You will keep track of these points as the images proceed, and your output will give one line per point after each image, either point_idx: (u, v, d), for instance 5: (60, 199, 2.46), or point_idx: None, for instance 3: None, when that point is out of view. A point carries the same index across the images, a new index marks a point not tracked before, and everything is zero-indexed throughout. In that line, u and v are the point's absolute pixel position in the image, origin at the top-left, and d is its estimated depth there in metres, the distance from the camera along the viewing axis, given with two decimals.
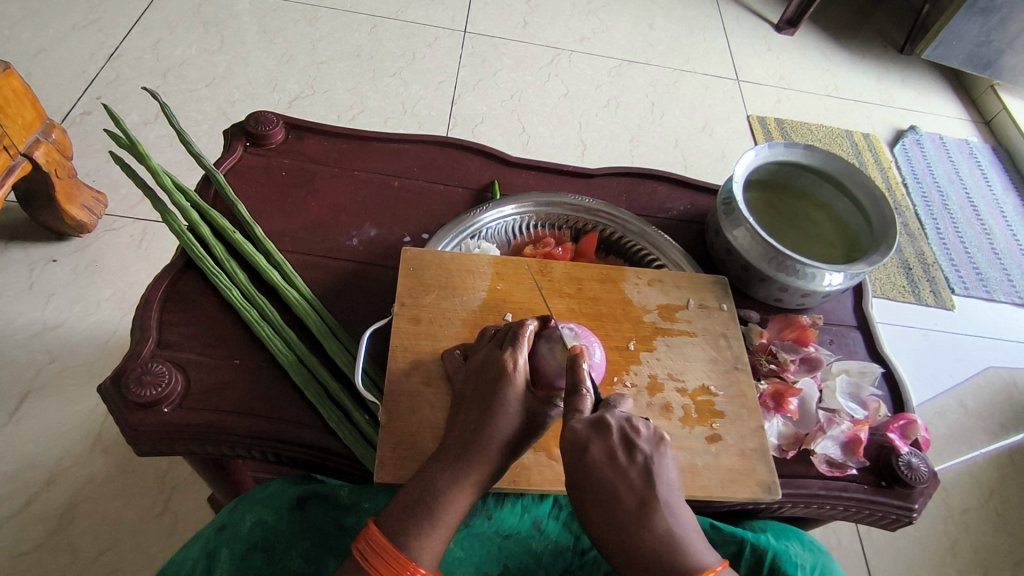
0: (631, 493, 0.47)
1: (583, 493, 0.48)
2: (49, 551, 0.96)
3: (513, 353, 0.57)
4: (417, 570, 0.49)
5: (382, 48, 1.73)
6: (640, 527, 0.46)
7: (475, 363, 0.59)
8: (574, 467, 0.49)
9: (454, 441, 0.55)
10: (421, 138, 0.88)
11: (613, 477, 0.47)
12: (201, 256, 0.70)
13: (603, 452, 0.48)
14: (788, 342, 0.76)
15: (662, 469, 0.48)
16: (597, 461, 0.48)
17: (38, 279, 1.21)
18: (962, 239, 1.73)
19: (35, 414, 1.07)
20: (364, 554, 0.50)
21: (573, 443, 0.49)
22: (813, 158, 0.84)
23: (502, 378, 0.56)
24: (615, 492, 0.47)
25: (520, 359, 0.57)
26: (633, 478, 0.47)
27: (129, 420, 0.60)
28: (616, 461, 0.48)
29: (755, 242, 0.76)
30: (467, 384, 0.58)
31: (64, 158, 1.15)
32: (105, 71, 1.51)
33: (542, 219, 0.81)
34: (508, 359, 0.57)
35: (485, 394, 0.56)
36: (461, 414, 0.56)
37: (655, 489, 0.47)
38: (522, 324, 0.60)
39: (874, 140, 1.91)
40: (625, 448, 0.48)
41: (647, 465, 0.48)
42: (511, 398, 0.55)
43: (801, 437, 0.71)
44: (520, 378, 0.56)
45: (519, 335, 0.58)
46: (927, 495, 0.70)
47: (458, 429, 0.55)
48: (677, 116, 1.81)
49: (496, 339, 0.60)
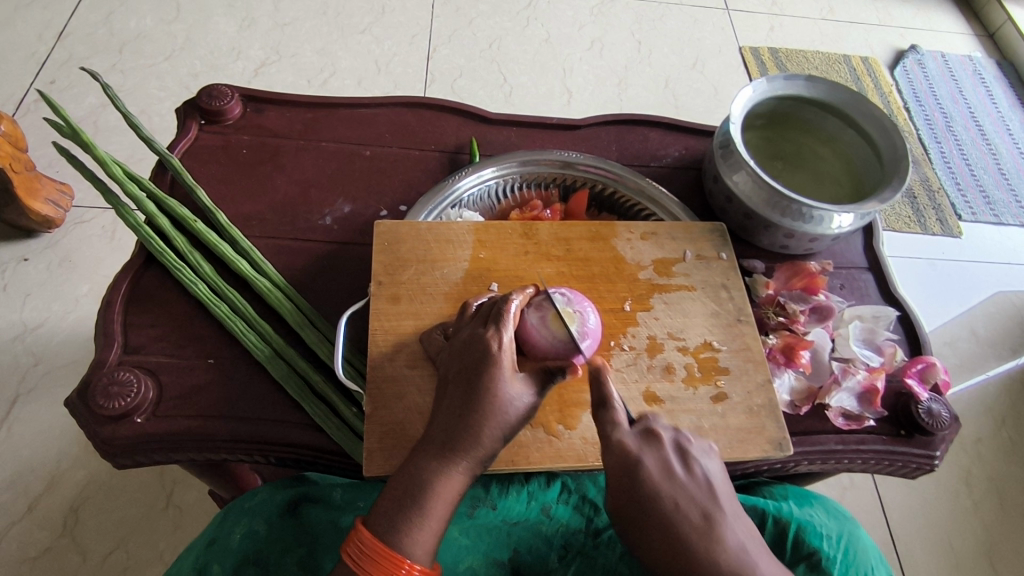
0: (693, 508, 0.43)
1: (642, 515, 0.43)
2: (56, 556, 0.95)
3: (497, 332, 0.52)
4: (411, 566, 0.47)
5: (349, 4, 1.63)
6: (710, 544, 0.42)
7: (460, 339, 0.55)
8: (627, 487, 0.44)
9: (441, 427, 0.50)
10: (390, 101, 0.82)
11: (672, 488, 0.43)
12: (161, 250, 0.64)
13: (659, 464, 0.44)
14: (797, 292, 0.72)
15: (715, 480, 0.45)
16: (655, 476, 0.44)
17: (11, 280, 1.16)
18: (967, 162, 1.67)
19: (25, 420, 1.04)
20: (353, 555, 0.47)
21: (624, 459, 0.44)
22: (816, 89, 0.77)
23: (487, 359, 0.51)
24: (676, 510, 0.43)
25: (505, 337, 0.52)
26: (696, 494, 0.44)
27: (101, 434, 0.56)
28: (678, 479, 0.44)
29: (757, 187, 0.71)
30: (451, 365, 0.54)
31: (19, 150, 1.08)
32: (55, 53, 1.41)
33: (526, 179, 0.76)
34: (491, 339, 0.52)
35: (470, 377, 0.51)
36: (447, 398, 0.51)
37: (718, 502, 0.44)
38: (506, 300, 0.55)
39: (873, 64, 1.82)
40: (681, 460, 0.45)
41: (704, 480, 0.45)
42: (499, 381, 0.50)
43: (815, 391, 0.68)
44: (507, 358, 0.51)
45: (504, 309, 0.54)
46: (949, 441, 0.67)
47: (443, 417, 0.51)
48: (667, 53, 1.72)
49: (480, 318, 0.56)
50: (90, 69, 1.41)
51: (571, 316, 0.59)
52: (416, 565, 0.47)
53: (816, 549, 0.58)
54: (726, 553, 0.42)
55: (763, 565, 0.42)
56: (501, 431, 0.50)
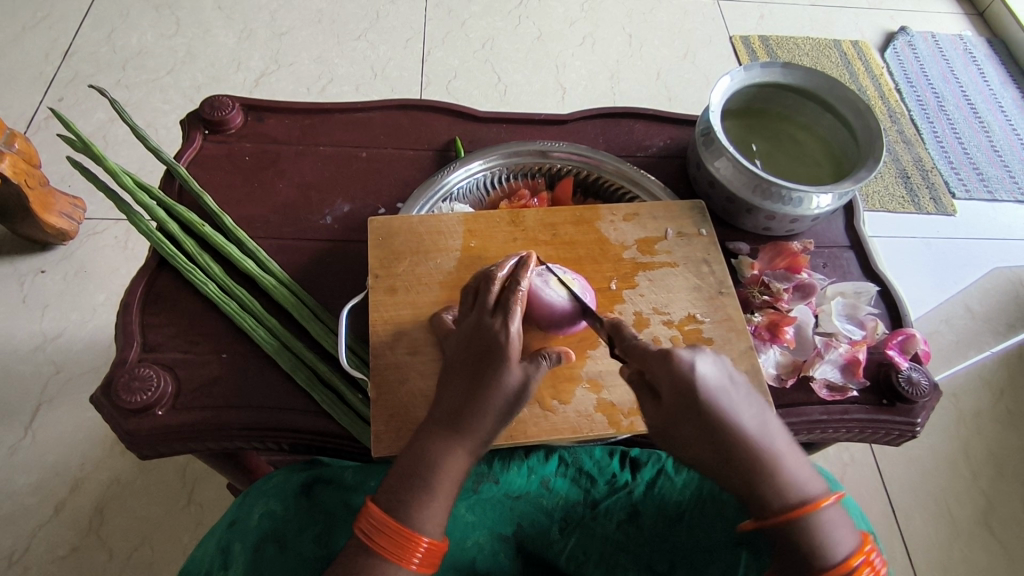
0: (750, 415, 0.47)
1: (701, 414, 0.46)
2: (85, 553, 1.00)
3: (505, 319, 0.55)
4: (421, 540, 0.50)
5: (344, 11, 1.67)
6: (759, 444, 0.46)
7: (471, 326, 0.57)
8: (688, 389, 0.46)
9: (445, 411, 0.54)
10: (384, 104, 0.85)
11: (727, 397, 0.47)
12: (173, 254, 0.68)
13: (712, 377, 0.47)
14: (780, 271, 0.75)
15: (755, 393, 0.49)
16: (713, 381, 0.47)
17: (30, 292, 1.20)
18: (960, 140, 1.68)
19: (49, 425, 1.09)
20: (365, 531, 0.50)
21: (682, 371, 0.47)
22: (792, 76, 0.80)
23: (498, 349, 0.54)
24: (733, 408, 0.47)
25: (512, 325, 0.55)
26: (747, 403, 0.47)
27: (125, 427, 0.60)
28: (731, 391, 0.47)
29: (738, 172, 0.74)
30: (456, 353, 0.56)
31: (32, 167, 1.13)
32: (62, 71, 1.46)
33: (513, 170, 0.79)
34: (500, 327, 0.55)
35: (477, 366, 0.54)
36: (452, 386, 0.54)
37: (764, 408, 0.48)
38: (515, 287, 0.57)
39: (863, 48, 1.84)
40: (730, 374, 0.48)
41: (747, 392, 0.48)
42: (505, 371, 0.53)
43: (800, 364, 0.71)
44: (516, 347, 0.54)
45: (512, 299, 0.56)
46: (930, 408, 0.70)
47: (448, 401, 0.54)
48: (657, 46, 1.75)
49: (487, 304, 0.58)
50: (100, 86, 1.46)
51: (571, 281, 0.64)
52: (426, 538, 0.50)
53: None
54: (777, 460, 0.47)
55: (802, 479, 0.47)
56: (504, 413, 0.53)
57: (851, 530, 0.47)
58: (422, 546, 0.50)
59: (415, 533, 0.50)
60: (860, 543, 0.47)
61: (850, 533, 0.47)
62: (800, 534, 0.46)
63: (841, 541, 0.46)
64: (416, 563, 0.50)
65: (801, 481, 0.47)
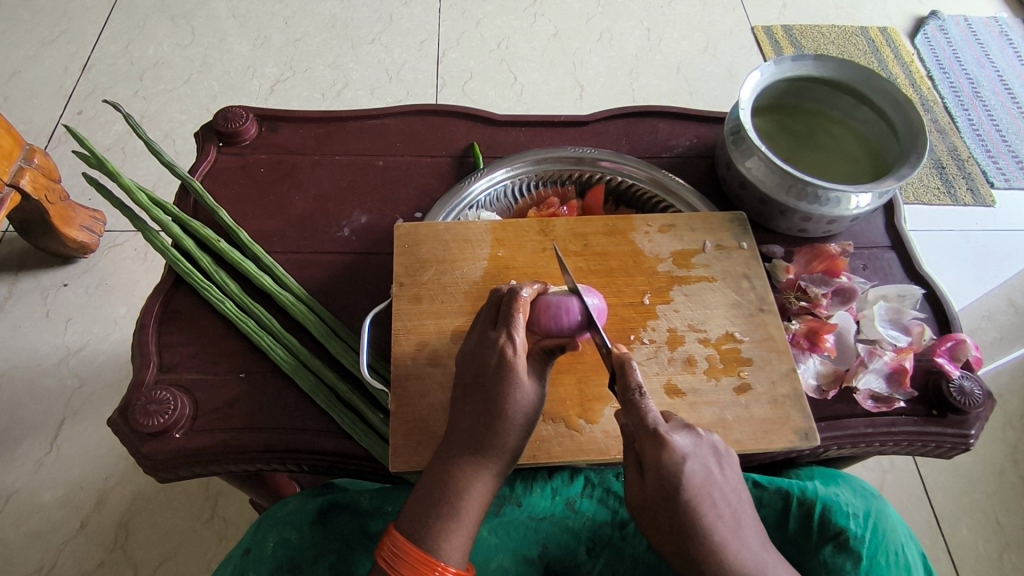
0: (727, 511, 0.45)
1: (679, 512, 0.44)
2: (110, 568, 0.99)
3: (510, 336, 0.51)
4: (445, 568, 0.47)
5: (357, 14, 1.65)
6: (729, 547, 0.44)
7: (474, 346, 0.52)
8: (671, 487, 0.44)
9: (460, 434, 0.51)
10: (400, 110, 0.83)
11: (713, 490, 0.45)
12: (189, 271, 0.67)
13: (701, 467, 0.45)
14: (817, 276, 0.71)
15: (741, 486, 0.47)
16: (698, 477, 0.45)
17: (53, 306, 1.21)
18: (997, 127, 1.61)
19: (74, 440, 1.09)
20: (387, 559, 0.47)
21: (671, 459, 0.44)
22: (825, 69, 0.76)
23: (504, 368, 0.50)
24: (713, 507, 0.45)
25: (518, 341, 0.51)
26: (723, 495, 0.46)
27: (143, 450, 0.59)
28: (715, 480, 0.45)
29: (771, 171, 0.70)
30: (463, 372, 0.52)
31: (52, 182, 1.12)
32: (81, 84, 1.47)
33: (541, 178, 0.76)
34: (505, 345, 0.51)
35: (487, 386, 0.50)
36: (465, 412, 0.51)
37: (742, 504, 0.46)
38: (516, 295, 0.53)
39: (892, 34, 1.78)
40: (716, 462, 0.47)
41: (731, 481, 0.47)
42: (516, 388, 0.50)
43: (842, 374, 0.67)
44: (523, 363, 0.51)
45: (512, 309, 0.52)
46: (984, 419, 0.66)
47: (466, 423, 0.51)
48: (677, 39, 1.70)
49: (487, 318, 0.54)
50: (110, 99, 1.46)
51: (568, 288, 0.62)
52: (450, 567, 0.47)
53: (843, 528, 0.57)
54: (750, 555, 0.45)
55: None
56: (522, 428, 0.50)
57: None
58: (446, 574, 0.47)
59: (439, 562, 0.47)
60: None
61: None
62: None
63: None
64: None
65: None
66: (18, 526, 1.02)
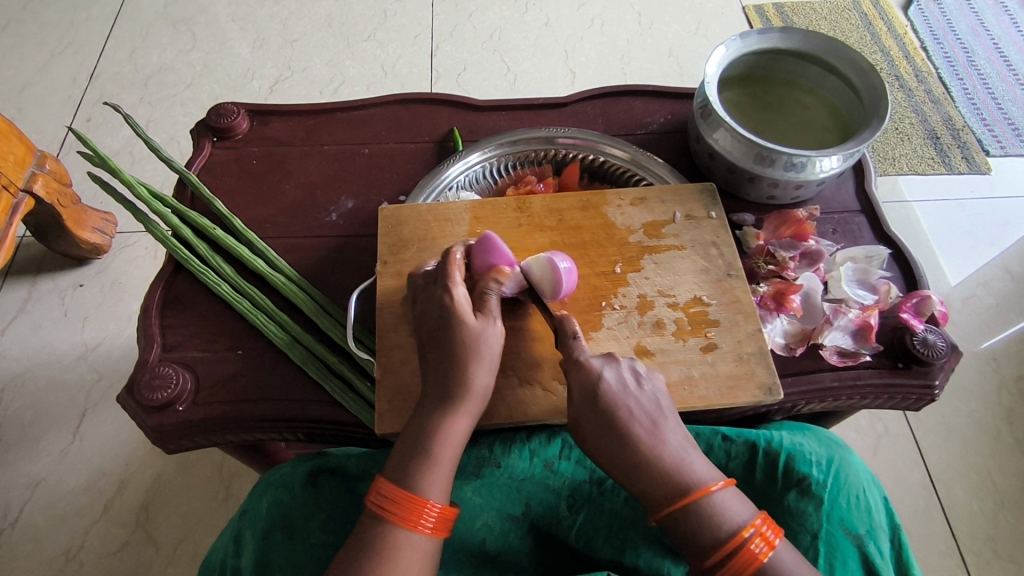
0: (643, 416, 0.55)
1: (601, 415, 0.55)
2: (133, 548, 1.05)
3: (448, 287, 0.58)
4: (430, 503, 0.51)
5: (352, 13, 1.69)
6: (651, 443, 0.54)
7: (422, 302, 0.60)
8: (591, 394, 0.55)
9: (431, 389, 0.57)
10: (383, 100, 0.87)
11: (627, 399, 0.55)
12: (187, 258, 0.71)
13: (617, 380, 0.56)
14: (786, 241, 0.74)
15: (662, 398, 0.57)
16: (614, 387, 0.56)
17: (71, 305, 1.27)
18: (992, 95, 1.61)
19: (95, 429, 1.15)
20: (377, 503, 0.51)
21: (590, 374, 0.56)
22: (791, 40, 0.78)
23: (448, 312, 0.57)
24: (628, 412, 0.55)
25: (457, 290, 0.58)
26: (644, 406, 0.56)
27: (149, 423, 0.63)
28: (633, 393, 0.56)
29: (737, 142, 0.72)
30: (422, 331, 0.60)
31: (64, 186, 1.18)
32: (89, 93, 1.53)
33: (518, 158, 0.80)
34: (445, 295, 0.58)
35: (440, 335, 0.57)
36: (429, 363, 0.58)
37: (664, 413, 0.56)
38: (448, 255, 0.60)
39: (883, 7, 1.78)
40: (635, 381, 0.57)
41: (652, 398, 0.56)
42: (462, 328, 0.56)
43: (809, 333, 0.70)
44: (464, 304, 0.57)
45: (448, 266, 0.60)
46: (949, 369, 0.68)
47: (433, 375, 0.57)
48: (667, 22, 1.72)
49: (431, 277, 0.62)
50: (111, 102, 1.52)
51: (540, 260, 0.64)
52: (435, 503, 0.52)
53: (806, 475, 0.60)
54: (672, 452, 0.54)
55: (728, 510, 0.52)
56: (484, 363, 0.57)
57: (746, 503, 0.53)
58: (433, 510, 0.51)
59: (423, 498, 0.52)
60: (752, 516, 0.52)
61: (744, 505, 0.53)
62: (696, 518, 0.51)
63: (734, 513, 0.52)
64: (429, 527, 0.51)
65: (696, 473, 0.53)
66: (46, 511, 1.08)
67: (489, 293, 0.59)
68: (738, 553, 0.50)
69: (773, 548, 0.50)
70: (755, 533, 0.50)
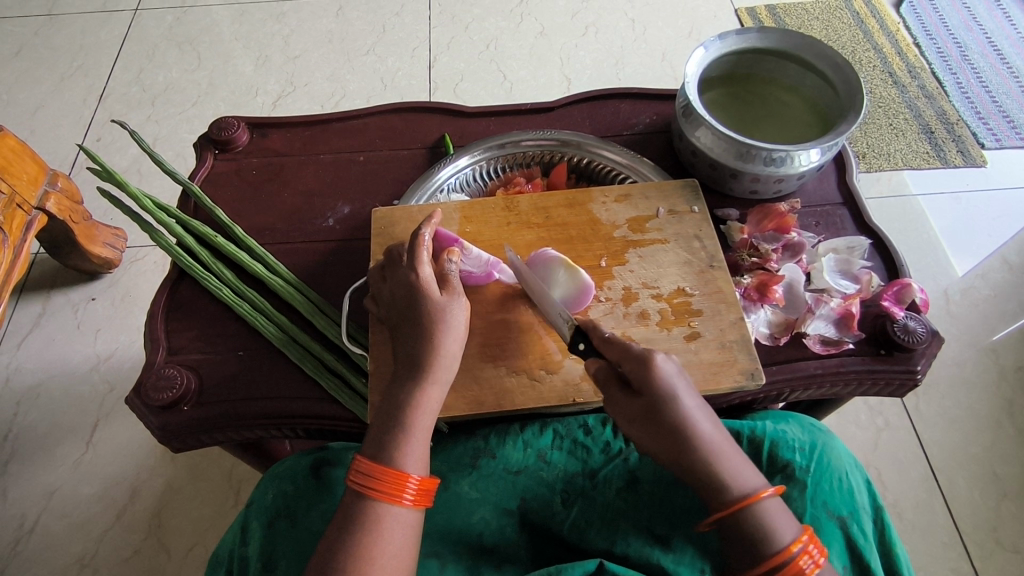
0: (705, 419, 0.54)
1: (676, 409, 0.54)
2: (146, 553, 1.08)
3: (414, 266, 0.62)
4: (410, 476, 0.54)
5: (352, 28, 1.74)
6: (717, 437, 0.54)
7: (390, 284, 0.64)
8: (666, 389, 0.54)
9: (404, 363, 0.60)
10: (377, 109, 0.90)
11: (692, 396, 0.55)
12: (190, 264, 0.75)
13: (681, 376, 0.56)
14: (768, 233, 0.76)
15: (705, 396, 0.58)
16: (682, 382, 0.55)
17: (83, 318, 1.31)
18: (986, 88, 1.62)
19: (108, 438, 1.18)
20: (359, 481, 0.54)
21: (656, 375, 0.54)
22: (769, 40, 0.81)
23: (417, 291, 0.61)
24: (695, 407, 0.54)
25: (422, 269, 0.62)
26: (701, 403, 0.56)
27: (156, 421, 0.66)
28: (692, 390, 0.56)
29: (718, 139, 0.75)
30: (390, 311, 0.63)
31: (75, 204, 1.22)
32: (99, 113, 1.58)
33: (507, 161, 0.83)
34: (413, 275, 0.61)
35: (409, 313, 0.61)
36: (400, 340, 0.61)
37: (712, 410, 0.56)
38: (417, 236, 0.64)
39: (875, 5, 1.80)
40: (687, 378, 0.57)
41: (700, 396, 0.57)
42: (429, 305, 0.60)
43: (792, 322, 0.71)
44: (431, 282, 0.61)
45: (416, 247, 0.63)
46: (931, 354, 0.69)
47: (406, 352, 0.60)
48: (660, 27, 1.75)
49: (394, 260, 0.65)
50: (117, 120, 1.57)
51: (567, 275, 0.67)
52: (414, 476, 0.55)
53: (789, 461, 0.62)
54: (733, 450, 0.54)
55: (779, 522, 0.51)
56: (454, 337, 0.60)
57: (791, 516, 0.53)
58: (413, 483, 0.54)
59: (405, 473, 0.54)
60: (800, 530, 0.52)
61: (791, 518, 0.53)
62: (761, 523, 0.51)
63: (785, 526, 0.51)
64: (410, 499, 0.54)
65: (754, 475, 0.54)
66: (61, 520, 1.11)
67: (450, 272, 0.63)
68: (784, 568, 0.50)
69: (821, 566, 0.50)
70: (803, 550, 0.50)
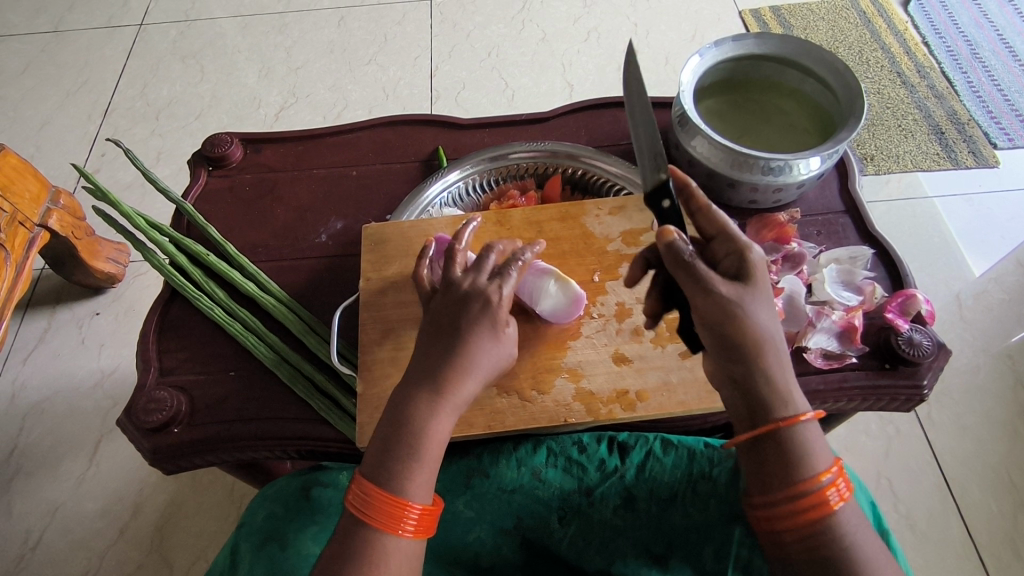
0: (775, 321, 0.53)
1: (757, 299, 0.52)
2: (148, 570, 1.08)
3: (502, 285, 0.57)
4: (411, 505, 0.51)
5: (353, 38, 1.74)
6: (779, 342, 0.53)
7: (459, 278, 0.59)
8: (756, 275, 0.52)
9: (420, 376, 0.55)
10: (370, 123, 0.89)
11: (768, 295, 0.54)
12: (182, 284, 0.74)
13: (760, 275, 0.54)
14: (768, 243, 0.74)
15: None
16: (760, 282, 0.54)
17: (87, 333, 1.32)
18: (998, 87, 1.58)
19: (111, 454, 1.18)
20: (358, 507, 0.51)
21: (752, 261, 0.53)
22: (766, 45, 0.78)
23: (489, 311, 0.56)
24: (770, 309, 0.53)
25: (507, 292, 0.57)
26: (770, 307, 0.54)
27: (146, 445, 0.66)
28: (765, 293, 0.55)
29: (715, 150, 0.73)
30: (443, 315, 0.57)
31: (78, 220, 1.22)
32: (103, 128, 1.59)
33: (501, 174, 0.81)
34: (494, 291, 0.56)
35: (463, 333, 0.55)
36: (435, 353, 0.55)
37: None
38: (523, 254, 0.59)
39: (882, 4, 1.77)
40: None
41: None
42: (484, 338, 0.55)
43: (793, 335, 0.69)
44: (501, 310, 0.57)
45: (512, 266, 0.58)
46: (938, 368, 0.67)
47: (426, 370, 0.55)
48: (663, 31, 1.73)
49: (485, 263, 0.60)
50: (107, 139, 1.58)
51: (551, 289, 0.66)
52: (416, 504, 0.51)
53: None
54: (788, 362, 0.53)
55: (817, 447, 0.51)
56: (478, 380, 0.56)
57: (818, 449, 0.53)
58: (414, 512, 0.51)
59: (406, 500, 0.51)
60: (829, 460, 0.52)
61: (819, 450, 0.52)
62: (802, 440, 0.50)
63: (820, 453, 0.51)
64: (410, 529, 0.51)
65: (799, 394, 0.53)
66: (65, 536, 1.11)
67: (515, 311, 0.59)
68: (813, 496, 0.49)
69: (845, 501, 0.50)
70: (832, 476, 0.50)
